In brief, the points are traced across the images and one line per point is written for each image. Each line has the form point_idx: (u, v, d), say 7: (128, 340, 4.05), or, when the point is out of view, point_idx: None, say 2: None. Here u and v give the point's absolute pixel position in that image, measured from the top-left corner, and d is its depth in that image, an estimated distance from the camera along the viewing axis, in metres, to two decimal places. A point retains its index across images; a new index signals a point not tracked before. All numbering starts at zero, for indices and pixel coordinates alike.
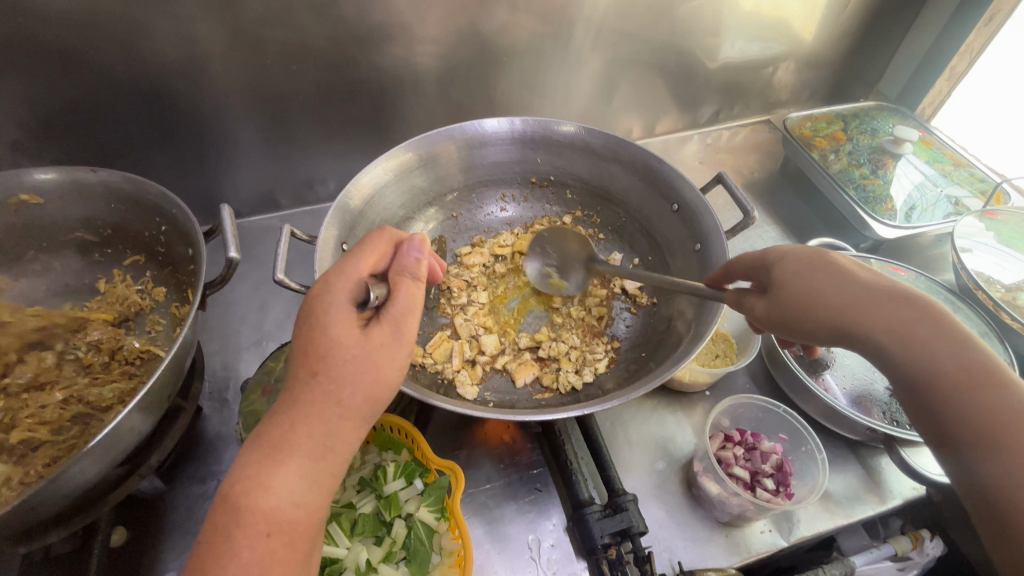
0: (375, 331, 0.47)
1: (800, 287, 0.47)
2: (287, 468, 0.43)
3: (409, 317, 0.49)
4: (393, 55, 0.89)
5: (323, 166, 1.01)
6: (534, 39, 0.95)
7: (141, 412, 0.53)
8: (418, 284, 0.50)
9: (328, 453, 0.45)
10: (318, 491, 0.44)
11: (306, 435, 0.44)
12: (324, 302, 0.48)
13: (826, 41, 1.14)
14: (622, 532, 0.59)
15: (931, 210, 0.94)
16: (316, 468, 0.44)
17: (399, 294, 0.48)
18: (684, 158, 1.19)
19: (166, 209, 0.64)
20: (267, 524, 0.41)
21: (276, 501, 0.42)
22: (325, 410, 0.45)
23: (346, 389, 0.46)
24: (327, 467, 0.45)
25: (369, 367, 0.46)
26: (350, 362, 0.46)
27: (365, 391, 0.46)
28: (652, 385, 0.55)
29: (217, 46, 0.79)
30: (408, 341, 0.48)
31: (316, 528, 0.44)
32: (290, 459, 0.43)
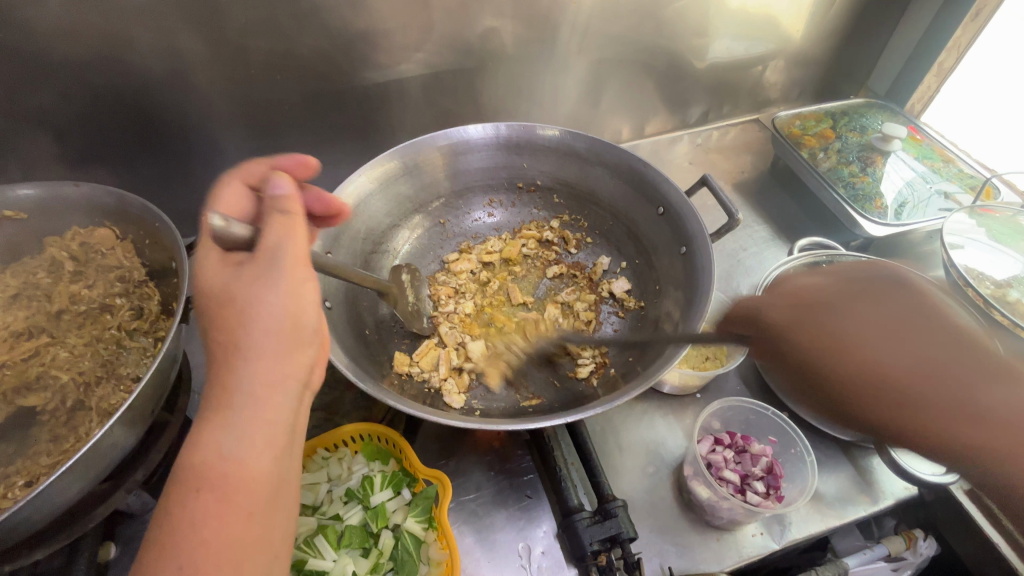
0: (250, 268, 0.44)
1: (805, 300, 0.50)
2: (225, 428, 0.39)
3: (284, 244, 0.45)
4: (379, 63, 0.89)
5: (311, 175, 1.01)
6: (520, 44, 0.95)
7: (123, 428, 0.52)
8: (287, 215, 0.46)
9: (262, 403, 0.41)
10: (264, 444, 0.40)
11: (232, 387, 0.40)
12: (201, 259, 0.46)
13: (813, 39, 1.14)
14: (611, 538, 0.60)
15: (922, 207, 0.93)
16: (254, 420, 0.40)
17: (265, 227, 0.45)
18: (674, 160, 1.19)
19: (149, 223, 0.65)
20: (216, 492, 0.38)
21: (219, 466, 0.38)
22: (245, 358, 0.41)
23: (249, 330, 0.42)
24: (267, 418, 0.41)
25: (261, 298, 0.42)
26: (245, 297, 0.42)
27: (274, 322, 0.42)
28: (639, 389, 0.55)
29: (200, 58, 0.79)
30: (286, 266, 0.44)
31: (283, 475, 0.41)
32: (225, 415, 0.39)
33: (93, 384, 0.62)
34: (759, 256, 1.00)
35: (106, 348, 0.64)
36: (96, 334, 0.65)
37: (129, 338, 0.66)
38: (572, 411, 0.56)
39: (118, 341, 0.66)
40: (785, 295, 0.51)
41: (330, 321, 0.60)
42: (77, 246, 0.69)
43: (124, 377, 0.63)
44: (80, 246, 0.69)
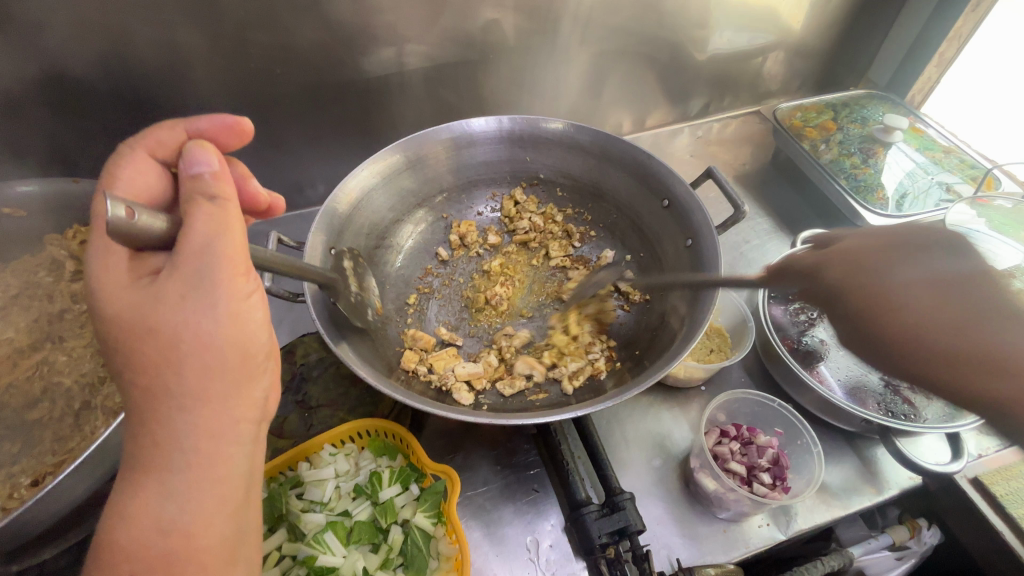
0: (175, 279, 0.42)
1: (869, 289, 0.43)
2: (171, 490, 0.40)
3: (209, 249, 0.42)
4: (379, 56, 0.88)
5: (312, 170, 1.00)
6: (521, 36, 0.94)
7: (129, 427, 0.52)
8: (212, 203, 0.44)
9: (198, 460, 0.41)
10: (209, 497, 0.41)
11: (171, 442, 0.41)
12: (110, 273, 0.42)
13: (814, 29, 1.14)
14: (620, 531, 0.60)
15: (923, 198, 0.94)
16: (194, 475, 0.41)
17: (190, 220, 0.42)
18: (675, 152, 1.19)
19: None
20: (153, 551, 0.39)
21: (157, 519, 0.39)
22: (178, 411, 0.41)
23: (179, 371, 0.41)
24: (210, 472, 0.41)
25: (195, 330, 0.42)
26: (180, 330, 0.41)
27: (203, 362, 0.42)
28: (646, 382, 0.56)
29: (199, 51, 0.78)
30: (216, 280, 0.42)
31: (231, 521, 0.42)
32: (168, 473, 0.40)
33: (97, 384, 0.60)
34: (761, 249, 1.00)
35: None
36: (99, 333, 0.64)
37: None
38: (582, 406, 0.57)
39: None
40: (911, 262, 0.43)
41: (337, 318, 0.60)
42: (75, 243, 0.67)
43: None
44: (79, 243, 0.68)
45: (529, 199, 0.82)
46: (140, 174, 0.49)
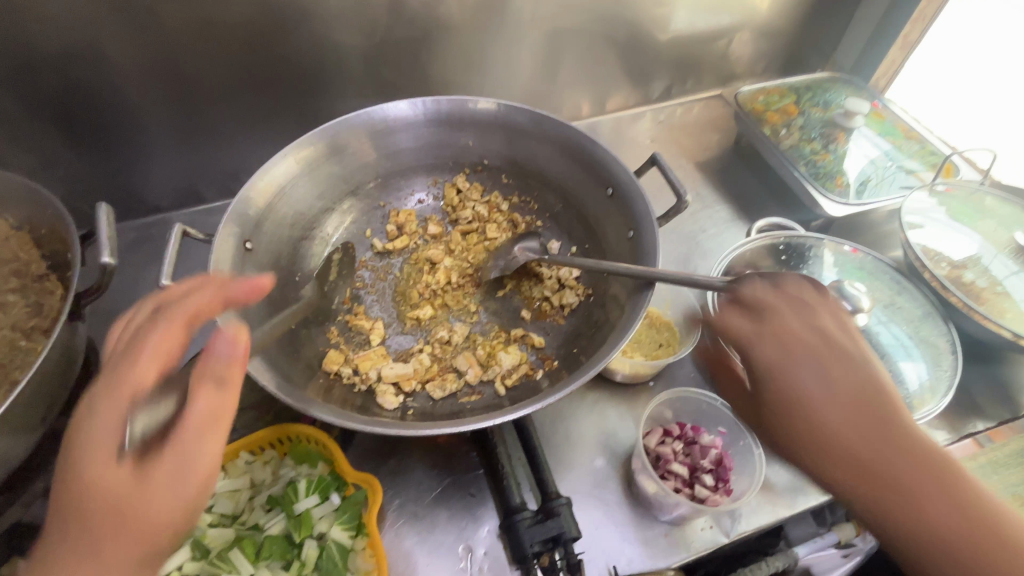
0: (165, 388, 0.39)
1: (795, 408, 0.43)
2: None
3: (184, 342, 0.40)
4: (313, 32, 0.82)
5: (247, 156, 0.94)
6: (468, 13, 0.89)
7: (2, 440, 0.47)
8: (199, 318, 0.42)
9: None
10: None
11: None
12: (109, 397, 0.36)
13: (778, 10, 1.10)
14: (553, 539, 0.57)
15: (882, 185, 0.91)
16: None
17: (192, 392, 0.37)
18: (636, 137, 1.15)
19: (42, 207, 0.59)
20: None
21: None
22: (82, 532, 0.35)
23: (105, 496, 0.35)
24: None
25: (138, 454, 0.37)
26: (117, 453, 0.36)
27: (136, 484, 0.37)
28: (578, 382, 0.52)
29: (106, 23, 0.72)
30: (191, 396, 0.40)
31: None
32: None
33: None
34: (719, 238, 0.98)
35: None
36: None
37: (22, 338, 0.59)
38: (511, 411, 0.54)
39: (9, 343, 0.58)
40: (824, 371, 0.44)
41: (245, 317, 0.55)
42: None
43: (16, 381, 0.56)
44: None
45: (472, 186, 0.78)
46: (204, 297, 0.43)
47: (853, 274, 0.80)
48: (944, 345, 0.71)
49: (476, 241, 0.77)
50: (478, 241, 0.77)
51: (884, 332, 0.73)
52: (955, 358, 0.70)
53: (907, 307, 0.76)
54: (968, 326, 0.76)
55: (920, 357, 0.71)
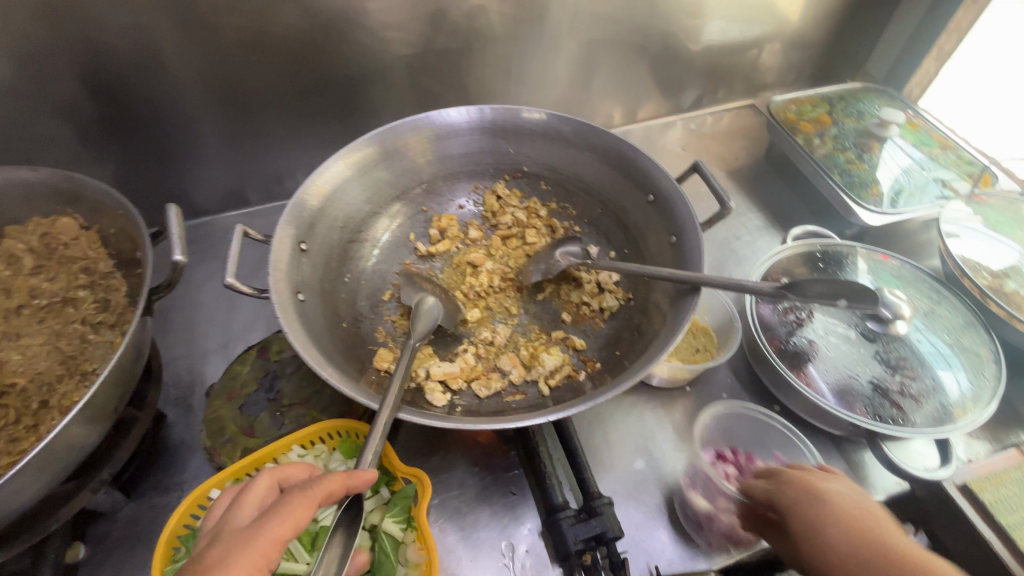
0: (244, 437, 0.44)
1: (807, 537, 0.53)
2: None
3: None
4: (360, 43, 0.85)
5: (292, 160, 0.97)
6: (507, 24, 0.91)
7: (81, 427, 0.50)
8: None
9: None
10: None
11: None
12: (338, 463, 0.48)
13: (810, 20, 1.11)
14: (597, 537, 0.58)
15: (919, 195, 0.91)
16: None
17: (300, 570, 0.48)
18: (667, 145, 1.16)
19: (110, 206, 0.61)
20: None
21: None
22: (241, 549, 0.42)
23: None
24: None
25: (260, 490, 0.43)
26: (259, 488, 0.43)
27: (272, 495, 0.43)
28: (627, 384, 0.53)
29: (170, 36, 0.75)
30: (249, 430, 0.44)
31: None
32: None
33: (55, 382, 0.58)
34: (752, 246, 0.98)
35: (69, 343, 0.61)
36: (56, 329, 0.62)
37: (94, 331, 0.62)
38: (559, 408, 0.55)
39: (81, 336, 0.62)
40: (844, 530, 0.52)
41: (305, 315, 0.58)
42: (30, 235, 0.65)
43: (88, 373, 0.59)
44: (34, 235, 0.65)
45: (512, 193, 0.80)
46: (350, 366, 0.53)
47: (890, 281, 0.80)
48: (986, 354, 0.71)
49: (516, 245, 0.79)
50: (517, 246, 0.79)
51: (923, 342, 0.72)
52: (998, 366, 0.70)
53: (947, 315, 0.75)
54: (1009, 335, 0.76)
55: (960, 367, 0.70)
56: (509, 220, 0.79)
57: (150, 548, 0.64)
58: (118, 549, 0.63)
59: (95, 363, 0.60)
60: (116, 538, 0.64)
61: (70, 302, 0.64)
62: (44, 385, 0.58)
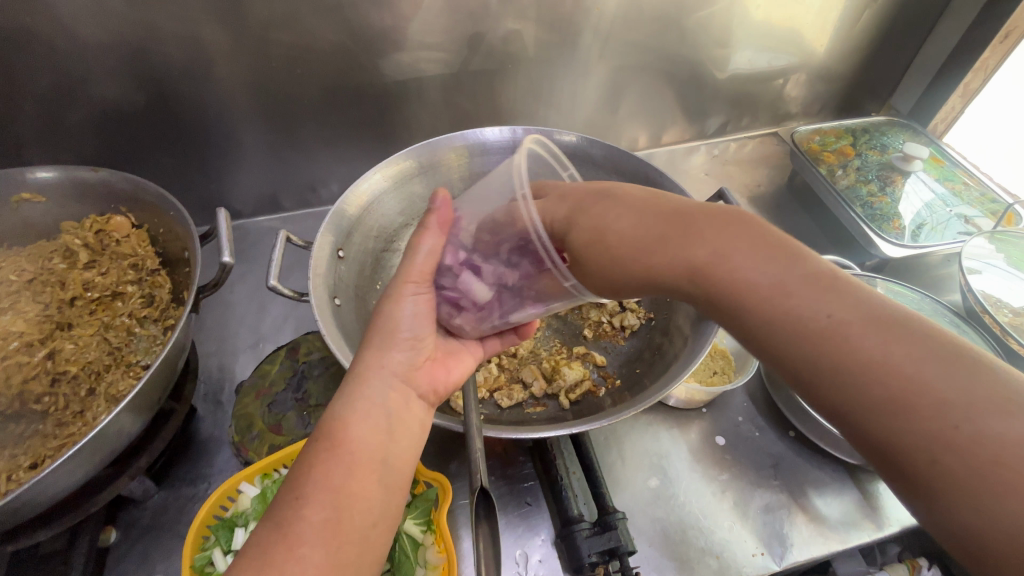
0: (395, 338, 0.50)
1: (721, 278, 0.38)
2: (323, 485, 0.41)
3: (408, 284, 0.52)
4: (399, 61, 0.89)
5: (326, 169, 1.01)
6: (541, 47, 0.94)
7: (129, 415, 0.52)
8: (417, 289, 0.52)
9: (362, 463, 0.43)
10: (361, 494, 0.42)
11: (341, 436, 0.43)
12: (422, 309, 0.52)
13: (836, 53, 1.12)
14: (610, 551, 0.59)
15: (940, 229, 0.92)
16: (355, 465, 0.42)
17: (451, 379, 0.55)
18: (690, 170, 1.18)
19: (164, 210, 0.65)
20: (365, 505, 0.42)
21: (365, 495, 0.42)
22: (359, 403, 0.45)
23: (379, 388, 0.47)
24: (363, 467, 0.43)
25: (390, 374, 0.48)
26: (380, 364, 0.48)
27: (400, 382, 0.49)
28: (646, 403, 0.56)
29: (224, 48, 0.80)
30: (406, 329, 0.51)
31: (375, 510, 0.42)
32: (323, 465, 0.42)
33: (102, 371, 0.62)
34: None
35: (116, 336, 0.64)
36: (105, 321, 0.65)
37: (141, 325, 0.66)
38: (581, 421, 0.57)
39: (128, 330, 0.65)
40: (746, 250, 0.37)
41: (340, 319, 0.61)
42: (86, 231, 0.69)
43: (132, 364, 0.63)
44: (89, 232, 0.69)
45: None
46: (428, 248, 0.53)
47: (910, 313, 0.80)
48: None
49: None
50: None
51: None
52: None
53: None
54: None
55: None
56: None
57: (177, 538, 0.66)
58: (146, 536, 0.66)
59: (145, 360, 0.64)
60: (145, 525, 0.66)
61: (118, 298, 0.68)
62: (93, 374, 0.61)
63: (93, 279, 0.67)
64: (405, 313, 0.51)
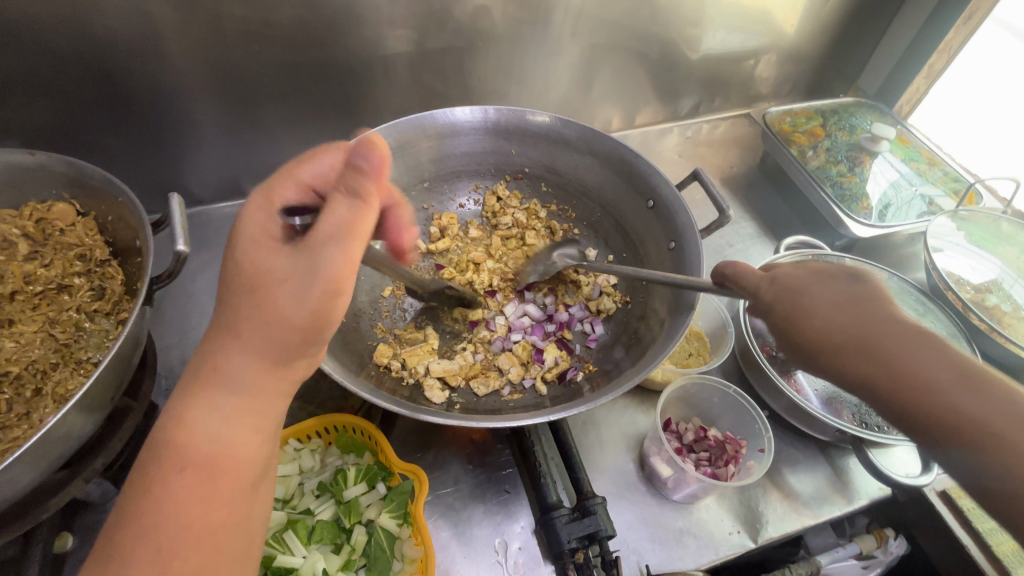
0: (283, 290, 0.41)
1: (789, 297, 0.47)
2: (167, 519, 0.37)
3: (313, 273, 0.40)
4: (365, 37, 0.85)
5: (291, 152, 0.96)
6: (511, 24, 0.92)
7: (79, 416, 0.49)
8: (354, 202, 0.43)
9: (232, 469, 0.40)
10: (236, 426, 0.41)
11: (199, 428, 0.40)
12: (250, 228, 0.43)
13: (806, 34, 1.13)
14: (589, 536, 0.59)
15: (905, 209, 0.94)
16: (212, 496, 0.39)
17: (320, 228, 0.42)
18: (663, 151, 1.17)
19: (111, 195, 0.61)
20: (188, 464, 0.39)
21: (204, 444, 0.40)
22: (221, 401, 0.41)
23: (234, 368, 0.41)
24: (224, 488, 0.40)
25: (256, 354, 0.41)
26: (233, 345, 0.41)
27: (272, 373, 0.42)
28: (620, 390, 0.54)
29: (173, 24, 0.74)
30: (328, 274, 0.41)
31: (246, 472, 0.41)
32: (167, 484, 0.38)
33: (48, 370, 0.58)
34: (744, 254, 1.00)
35: (63, 331, 0.60)
36: (51, 316, 0.61)
37: (91, 320, 0.62)
38: (554, 410, 0.56)
39: (77, 326, 0.62)
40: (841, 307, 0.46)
41: None
42: (22, 221, 0.64)
43: (83, 361, 0.60)
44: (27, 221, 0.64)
45: (512, 195, 0.82)
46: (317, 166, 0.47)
47: None
48: None
49: (507, 255, 0.81)
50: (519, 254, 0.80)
51: None
52: None
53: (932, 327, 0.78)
54: (990, 348, 0.79)
55: None
56: (509, 221, 0.81)
57: None
58: None
59: (95, 356, 0.60)
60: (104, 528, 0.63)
61: (65, 292, 0.63)
62: (38, 373, 0.57)
63: (33, 272, 0.63)
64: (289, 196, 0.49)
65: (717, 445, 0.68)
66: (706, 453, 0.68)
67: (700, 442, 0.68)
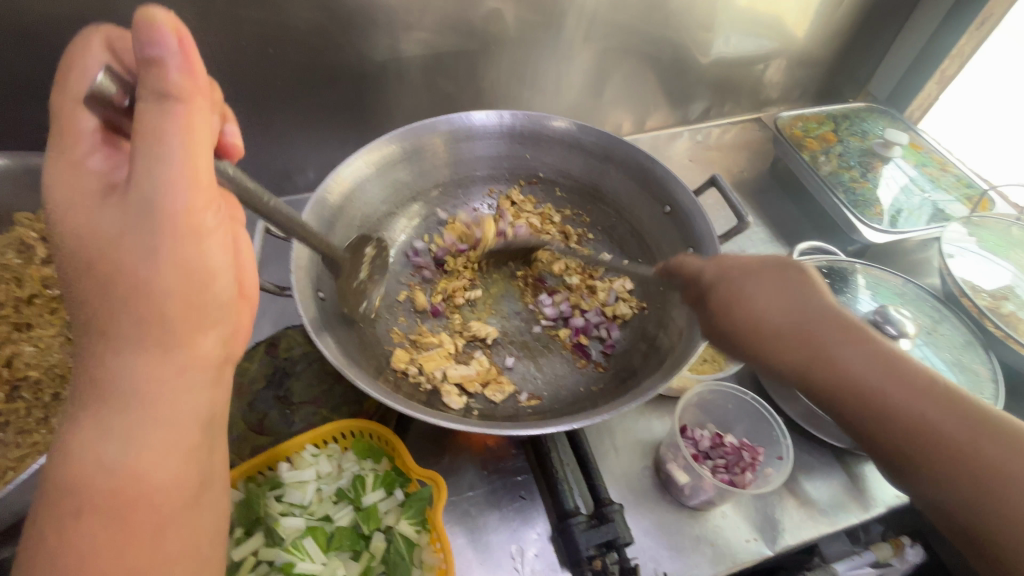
0: (137, 253, 0.37)
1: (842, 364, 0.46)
2: (91, 562, 0.33)
3: (151, 222, 0.37)
4: (379, 41, 0.85)
5: (303, 156, 0.96)
6: (523, 28, 0.91)
7: None
8: (166, 104, 0.36)
9: (144, 491, 0.36)
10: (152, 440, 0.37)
11: (91, 456, 0.35)
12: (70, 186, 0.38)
13: (816, 39, 1.12)
14: (608, 543, 0.58)
15: (917, 214, 0.94)
16: (125, 535, 0.35)
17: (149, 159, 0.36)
18: (674, 156, 1.17)
19: None
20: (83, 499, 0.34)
21: (108, 475, 0.35)
22: (108, 419, 0.36)
23: (122, 374, 0.37)
24: (146, 510, 0.36)
25: (143, 351, 0.37)
26: (116, 350, 0.37)
27: (168, 363, 0.38)
28: (642, 397, 0.54)
29: (188, 28, 0.74)
30: (165, 205, 0.37)
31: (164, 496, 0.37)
32: (75, 529, 0.34)
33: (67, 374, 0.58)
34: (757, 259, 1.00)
35: None
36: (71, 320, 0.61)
37: None
38: (575, 417, 0.55)
39: None
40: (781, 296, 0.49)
41: (325, 314, 0.59)
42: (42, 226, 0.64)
43: None
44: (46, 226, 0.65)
45: (527, 199, 0.81)
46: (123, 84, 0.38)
47: (891, 299, 0.81)
48: (984, 372, 0.73)
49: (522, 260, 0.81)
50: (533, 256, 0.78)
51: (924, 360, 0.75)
52: (995, 384, 0.72)
53: (947, 333, 0.78)
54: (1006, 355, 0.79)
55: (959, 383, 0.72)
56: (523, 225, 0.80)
57: None
58: None
59: None
60: None
61: None
62: (57, 377, 0.57)
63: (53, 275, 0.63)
64: (89, 126, 0.38)
65: (734, 451, 0.68)
66: (723, 459, 0.67)
67: (717, 448, 0.68)
